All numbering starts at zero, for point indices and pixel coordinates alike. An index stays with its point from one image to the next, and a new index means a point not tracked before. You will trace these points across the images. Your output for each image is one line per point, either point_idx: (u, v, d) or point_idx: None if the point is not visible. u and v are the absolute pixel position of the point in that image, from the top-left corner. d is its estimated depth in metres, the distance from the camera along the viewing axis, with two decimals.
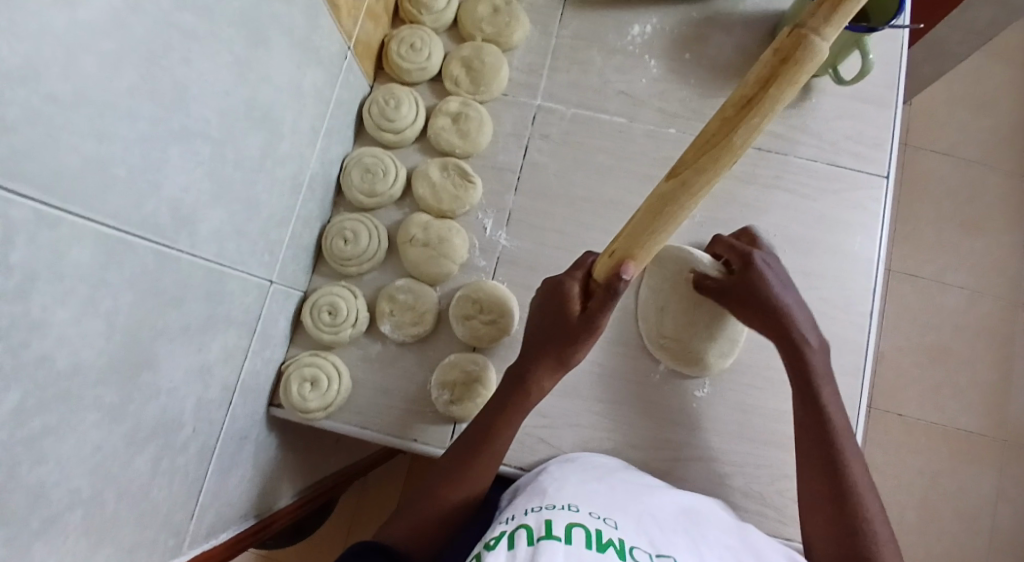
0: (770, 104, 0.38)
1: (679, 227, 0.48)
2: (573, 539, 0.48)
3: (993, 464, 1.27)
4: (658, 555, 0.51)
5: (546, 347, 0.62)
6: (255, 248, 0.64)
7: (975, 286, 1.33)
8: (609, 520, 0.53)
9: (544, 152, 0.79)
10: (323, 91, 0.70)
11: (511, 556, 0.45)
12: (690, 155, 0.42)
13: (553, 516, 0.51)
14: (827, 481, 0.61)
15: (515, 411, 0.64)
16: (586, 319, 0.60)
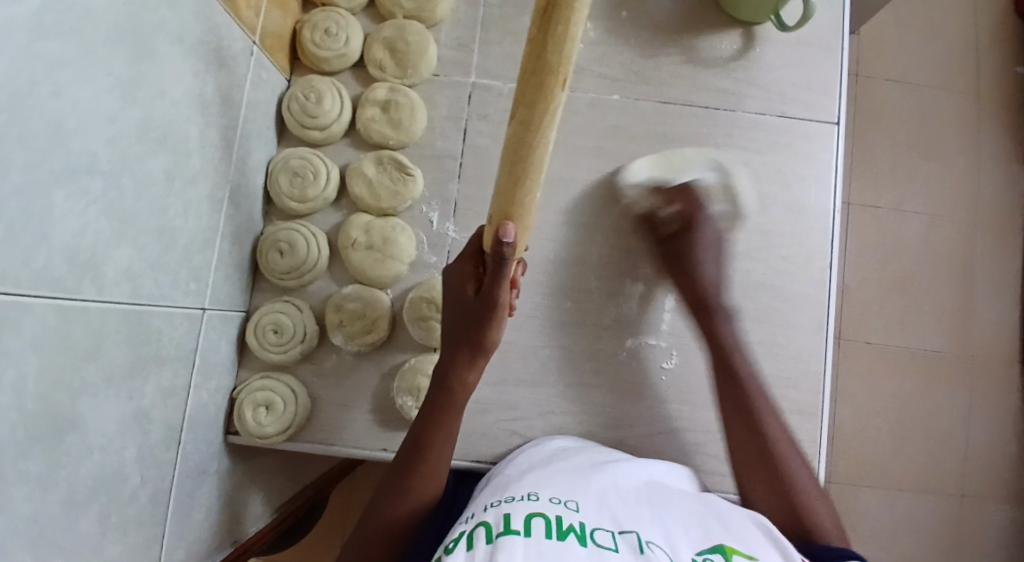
0: (566, 7, 0.38)
1: (544, 170, 0.45)
2: (532, 530, 0.46)
3: (961, 383, 1.31)
4: (621, 532, 0.48)
5: (460, 337, 0.59)
6: (177, 277, 0.59)
7: (934, 213, 1.34)
8: (569, 504, 0.52)
9: (484, 133, 0.74)
10: (231, 95, 0.63)
11: (469, 556, 0.43)
12: (519, 91, 0.42)
13: (512, 509, 0.50)
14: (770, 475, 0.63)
15: (442, 415, 0.61)
16: (481, 297, 0.56)
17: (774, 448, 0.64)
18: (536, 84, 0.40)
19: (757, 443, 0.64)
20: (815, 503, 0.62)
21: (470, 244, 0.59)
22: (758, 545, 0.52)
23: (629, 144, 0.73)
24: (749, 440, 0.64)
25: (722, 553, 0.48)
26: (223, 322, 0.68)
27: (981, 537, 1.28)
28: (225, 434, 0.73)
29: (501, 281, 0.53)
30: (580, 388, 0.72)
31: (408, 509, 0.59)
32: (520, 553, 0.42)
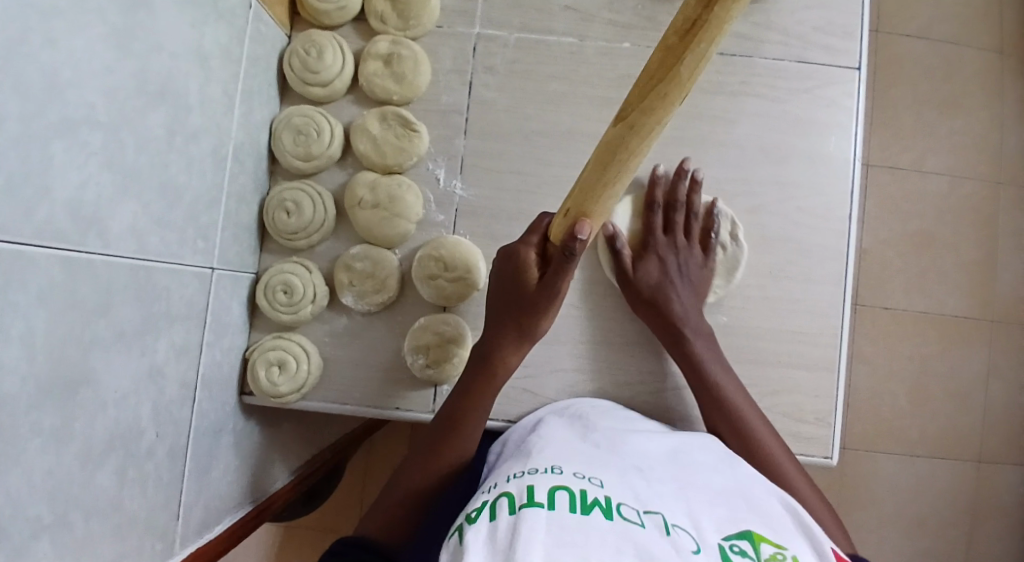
0: (714, 26, 0.36)
1: (633, 174, 0.47)
2: (556, 503, 0.45)
3: (981, 343, 1.29)
4: (646, 511, 0.47)
5: (508, 318, 0.61)
6: (184, 235, 0.58)
7: (956, 169, 1.30)
8: (593, 478, 0.50)
9: (490, 86, 0.72)
10: (230, 49, 0.62)
11: (491, 527, 0.42)
12: (636, 96, 0.42)
13: (534, 481, 0.49)
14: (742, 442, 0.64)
15: (482, 395, 0.62)
16: (543, 286, 0.58)
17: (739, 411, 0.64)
18: (659, 95, 0.39)
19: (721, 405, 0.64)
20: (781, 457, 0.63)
21: (533, 230, 0.60)
22: (786, 531, 0.50)
23: None
24: (717, 413, 0.65)
25: (749, 541, 0.47)
26: (232, 282, 0.68)
27: (997, 497, 1.28)
28: (240, 395, 0.73)
29: (564, 275, 0.56)
30: (591, 344, 0.71)
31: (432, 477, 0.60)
32: (543, 526, 0.41)
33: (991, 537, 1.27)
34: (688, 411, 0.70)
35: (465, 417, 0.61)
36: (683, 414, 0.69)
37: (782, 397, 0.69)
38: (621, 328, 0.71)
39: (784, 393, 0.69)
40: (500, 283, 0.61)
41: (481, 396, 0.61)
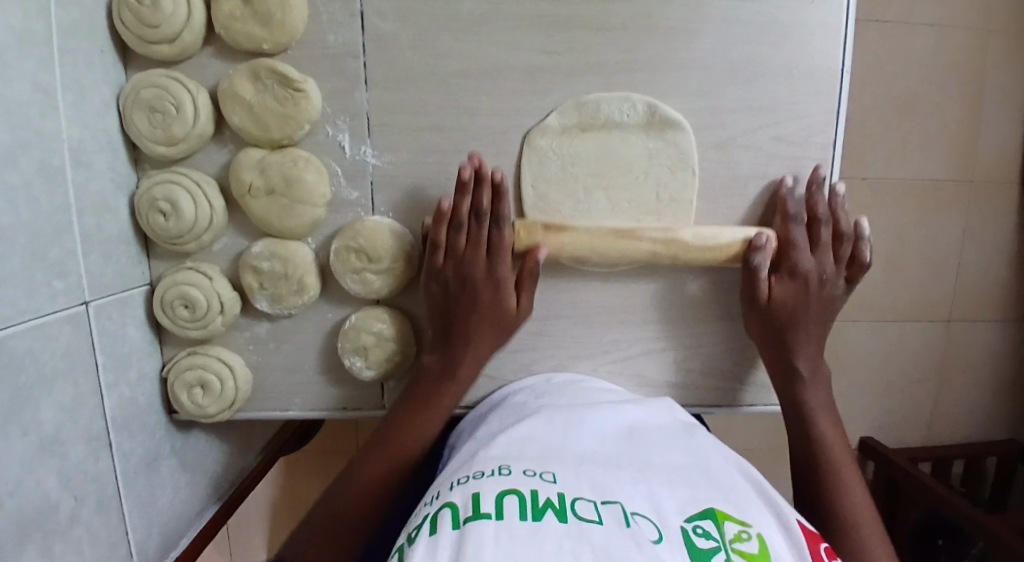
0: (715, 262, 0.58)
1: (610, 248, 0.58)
2: (505, 511, 0.40)
3: (961, 207, 1.23)
4: (603, 502, 0.43)
5: (454, 310, 0.58)
6: (33, 283, 0.47)
7: (948, 15, 1.14)
8: (545, 474, 0.45)
9: (388, 17, 0.56)
10: (25, 24, 0.46)
11: (431, 549, 0.38)
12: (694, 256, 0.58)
13: (481, 486, 0.43)
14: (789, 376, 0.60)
15: (437, 380, 0.59)
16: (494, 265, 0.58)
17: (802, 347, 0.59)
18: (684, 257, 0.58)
19: (799, 384, 0.60)
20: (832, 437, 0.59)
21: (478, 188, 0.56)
22: (747, 502, 0.46)
23: (579, 8, 0.56)
24: (787, 398, 0.61)
25: (713, 520, 0.43)
26: (119, 307, 0.58)
27: (966, 354, 1.31)
28: (169, 414, 0.66)
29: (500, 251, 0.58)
30: (549, 318, 0.63)
31: (397, 440, 0.58)
32: (489, 548, 0.37)
33: (955, 390, 1.33)
34: (658, 373, 0.64)
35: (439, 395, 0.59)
36: (652, 377, 0.64)
37: (755, 348, 0.64)
38: (582, 296, 0.62)
39: None
40: (455, 292, 0.58)
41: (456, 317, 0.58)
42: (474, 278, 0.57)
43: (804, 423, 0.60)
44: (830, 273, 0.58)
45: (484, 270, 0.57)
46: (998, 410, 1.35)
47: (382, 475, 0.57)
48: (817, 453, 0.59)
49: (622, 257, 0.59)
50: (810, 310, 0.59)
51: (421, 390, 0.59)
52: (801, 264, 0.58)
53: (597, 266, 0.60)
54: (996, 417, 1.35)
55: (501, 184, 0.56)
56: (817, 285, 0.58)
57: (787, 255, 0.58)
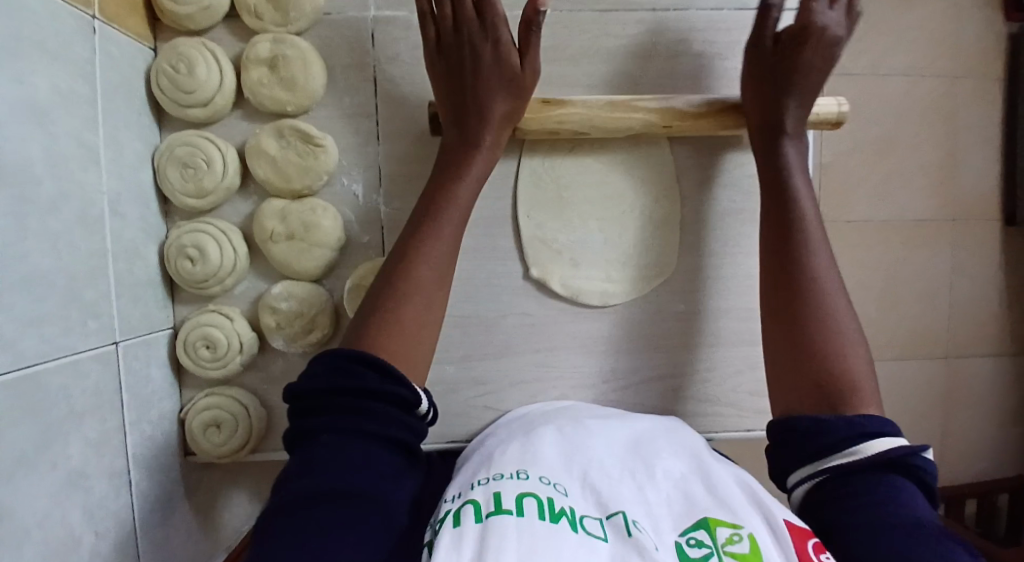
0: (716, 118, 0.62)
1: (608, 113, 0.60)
2: (525, 509, 0.43)
3: (947, 244, 1.28)
4: (608, 516, 0.46)
5: (465, 103, 0.59)
6: (70, 322, 0.51)
7: (915, 66, 1.23)
8: (559, 485, 0.48)
9: (398, 79, 0.63)
10: (75, 91, 0.52)
11: (455, 537, 0.41)
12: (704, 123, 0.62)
13: (502, 487, 0.46)
14: (782, 273, 0.57)
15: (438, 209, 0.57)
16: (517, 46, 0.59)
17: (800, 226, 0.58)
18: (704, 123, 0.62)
19: (808, 287, 0.56)
20: (833, 299, 0.56)
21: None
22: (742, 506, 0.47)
23: (569, 66, 0.63)
24: (778, 296, 0.57)
25: (705, 528, 0.45)
26: (144, 348, 0.62)
27: (967, 388, 1.32)
28: (185, 455, 0.69)
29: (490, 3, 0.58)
30: (552, 349, 0.66)
31: (420, 315, 0.54)
32: (511, 537, 0.40)
33: (962, 426, 1.33)
34: (658, 401, 0.66)
35: (412, 263, 0.55)
36: (652, 404, 0.66)
37: (749, 375, 0.66)
38: (581, 327, 0.66)
39: (751, 370, 0.66)
40: (478, 67, 0.58)
41: (429, 223, 0.57)
42: (482, 61, 0.59)
43: (804, 318, 0.55)
44: (836, 18, 0.60)
45: (498, 72, 0.59)
46: (1006, 445, 1.34)
47: (422, 335, 0.54)
48: (819, 328, 0.54)
49: (614, 296, 0.65)
50: (812, 52, 0.59)
51: (408, 232, 0.57)
52: (818, 13, 0.59)
53: (590, 300, 0.65)
54: (1006, 454, 1.34)
55: (508, 51, 0.59)
56: (830, 34, 0.59)
57: (786, 114, 0.60)
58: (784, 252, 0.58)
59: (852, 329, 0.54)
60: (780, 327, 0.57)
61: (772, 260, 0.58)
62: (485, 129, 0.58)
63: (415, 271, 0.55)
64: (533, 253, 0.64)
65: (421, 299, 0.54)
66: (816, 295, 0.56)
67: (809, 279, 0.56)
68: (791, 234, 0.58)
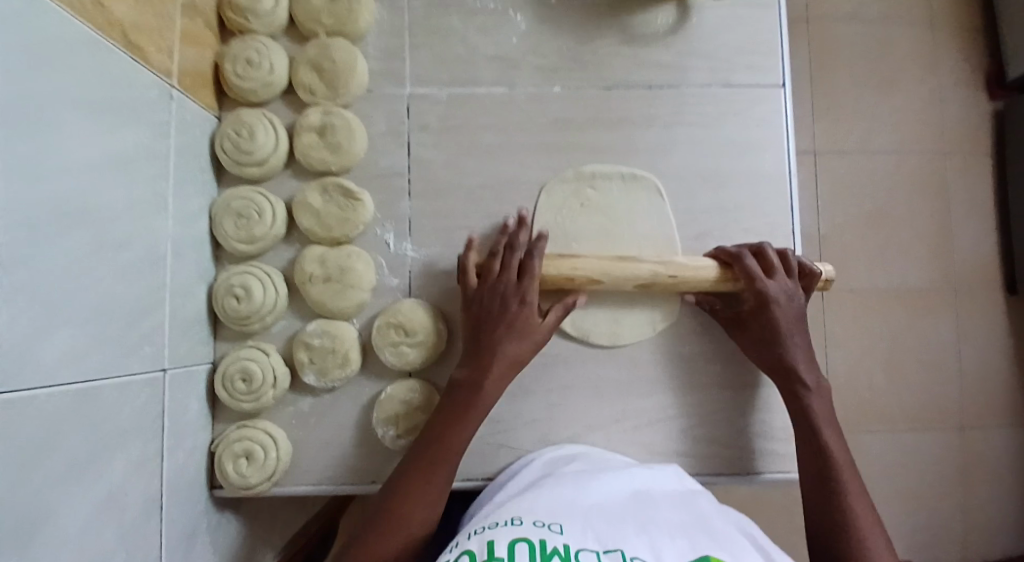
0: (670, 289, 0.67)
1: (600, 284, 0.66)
2: (516, 554, 0.44)
3: (949, 312, 1.31)
4: (607, 551, 0.47)
5: (478, 345, 0.63)
6: (127, 347, 0.57)
7: (901, 146, 1.32)
8: (553, 526, 0.50)
9: (428, 144, 0.72)
10: (155, 149, 0.60)
11: None
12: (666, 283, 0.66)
13: (494, 536, 0.47)
14: (810, 452, 0.63)
15: (463, 406, 0.62)
16: (517, 289, 0.63)
17: (812, 411, 0.64)
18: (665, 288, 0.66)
19: (821, 459, 0.62)
20: (848, 478, 0.61)
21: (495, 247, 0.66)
22: (743, 553, 0.51)
23: (578, 134, 0.72)
24: (805, 452, 0.63)
25: None
26: (186, 379, 0.67)
27: (985, 459, 1.30)
28: (210, 489, 0.71)
29: (513, 254, 0.65)
30: (562, 390, 0.70)
31: (428, 503, 0.59)
32: None
33: (985, 500, 1.29)
34: (666, 442, 0.69)
35: (429, 473, 0.60)
36: (661, 446, 0.69)
37: (752, 417, 0.70)
38: (590, 369, 0.70)
39: (753, 413, 0.70)
40: (489, 306, 0.64)
41: (446, 428, 0.61)
42: (507, 316, 0.63)
43: (828, 497, 0.60)
44: (793, 291, 0.65)
45: (516, 314, 0.63)
46: None
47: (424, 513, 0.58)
48: (841, 523, 0.59)
49: (623, 336, 0.70)
50: (789, 326, 0.64)
51: (432, 428, 0.62)
52: (767, 285, 0.64)
53: (599, 340, 0.70)
54: None
55: (528, 291, 0.63)
56: (787, 304, 0.64)
57: (796, 368, 0.64)
58: (810, 443, 0.63)
59: (867, 514, 0.59)
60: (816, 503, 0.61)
61: (793, 412, 0.65)
62: (503, 341, 0.63)
63: (444, 461, 0.60)
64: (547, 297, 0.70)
65: (429, 488, 0.59)
66: (839, 483, 0.61)
67: (827, 459, 0.62)
68: (797, 375, 0.64)
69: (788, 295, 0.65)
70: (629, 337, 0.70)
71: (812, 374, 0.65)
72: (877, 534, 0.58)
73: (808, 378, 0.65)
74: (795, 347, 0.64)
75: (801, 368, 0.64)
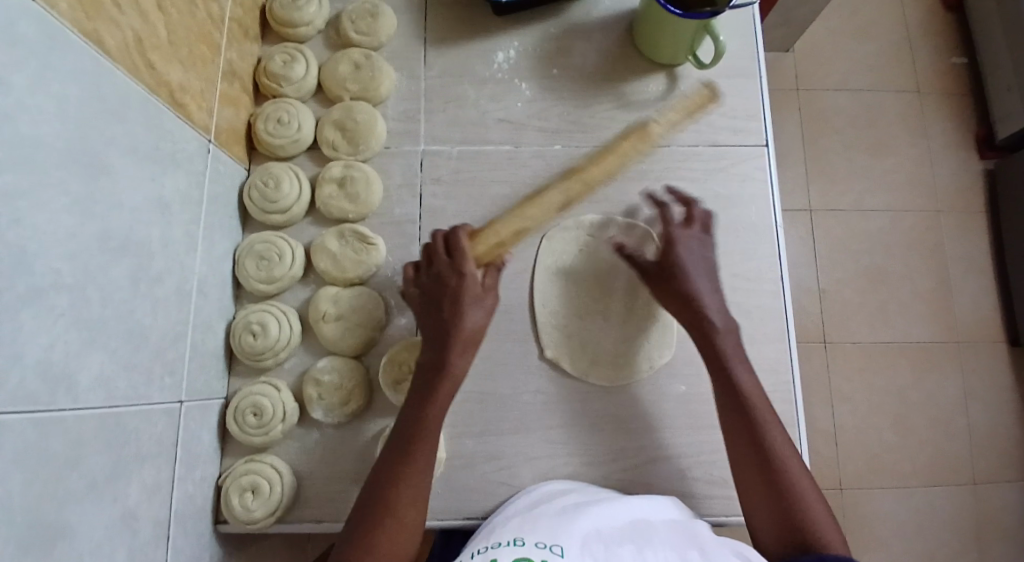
0: None
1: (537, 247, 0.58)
2: None
3: (952, 366, 1.32)
4: None
5: (433, 333, 0.65)
6: (151, 375, 0.60)
7: (893, 205, 1.37)
8: (554, 547, 0.52)
9: (439, 195, 0.78)
10: (190, 195, 0.66)
11: None
12: None
13: (498, 555, 0.51)
14: (746, 431, 0.62)
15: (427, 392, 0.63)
16: (453, 270, 0.67)
17: (740, 388, 0.63)
18: None
19: (757, 436, 0.61)
20: (791, 464, 0.60)
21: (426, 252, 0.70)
22: None
23: None
24: (737, 428, 0.62)
25: None
26: (201, 411, 0.70)
27: (1002, 519, 1.26)
28: (215, 524, 0.73)
29: (445, 252, 0.68)
30: (561, 428, 0.72)
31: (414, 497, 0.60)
32: None
33: None
34: (663, 483, 0.70)
35: (402, 475, 0.60)
36: (659, 487, 0.70)
37: None
38: (589, 408, 0.72)
39: None
40: (433, 291, 0.67)
41: (413, 421, 0.62)
42: (450, 292, 0.66)
43: (770, 476, 0.60)
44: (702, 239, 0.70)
45: (455, 293, 0.66)
46: None
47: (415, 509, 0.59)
48: (789, 503, 0.58)
49: (622, 376, 0.73)
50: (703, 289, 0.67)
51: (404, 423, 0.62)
52: (679, 231, 0.69)
53: (598, 379, 0.73)
54: None
55: (466, 272, 0.67)
56: (698, 256, 0.69)
57: (713, 329, 0.66)
58: (740, 417, 0.62)
59: (814, 497, 0.59)
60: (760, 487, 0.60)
61: (724, 391, 0.64)
62: (459, 323, 0.65)
63: (420, 448, 0.61)
64: (548, 337, 0.74)
65: (413, 490, 0.60)
66: (778, 460, 0.60)
67: (761, 434, 0.61)
68: (712, 334, 0.65)
69: (691, 247, 0.69)
70: (628, 378, 0.73)
71: (737, 352, 0.65)
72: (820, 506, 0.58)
73: (716, 319, 0.66)
74: (714, 318, 0.66)
75: (718, 332, 0.65)
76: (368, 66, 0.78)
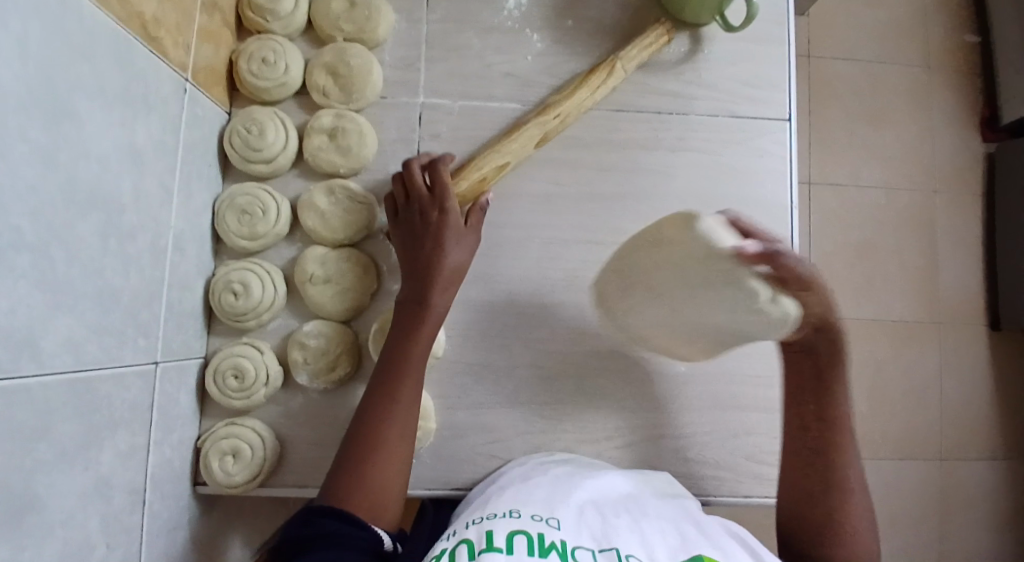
0: None
1: None
2: (514, 547, 0.45)
3: (933, 346, 1.34)
4: (602, 550, 0.48)
5: (416, 262, 0.63)
6: (124, 336, 0.56)
7: (892, 183, 1.35)
8: (551, 520, 0.50)
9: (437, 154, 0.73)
10: (166, 140, 0.60)
11: None
12: None
13: (493, 526, 0.49)
14: (819, 422, 0.63)
15: (416, 321, 0.61)
16: (432, 200, 0.64)
17: (832, 381, 0.63)
18: None
19: (827, 434, 0.62)
20: (852, 467, 0.62)
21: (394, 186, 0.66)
22: (731, 549, 0.51)
23: (585, 153, 0.73)
24: (808, 415, 0.63)
25: None
26: (178, 372, 0.66)
27: (962, 493, 1.32)
28: (193, 485, 0.70)
29: (413, 183, 0.65)
30: (555, 403, 0.70)
31: (403, 435, 0.58)
32: None
33: (959, 534, 1.31)
34: (654, 460, 0.70)
35: (389, 413, 0.58)
36: (649, 465, 0.70)
37: (740, 440, 0.71)
38: (584, 383, 0.71)
39: (742, 436, 0.71)
40: (415, 225, 0.64)
41: (401, 352, 0.60)
42: (433, 224, 0.63)
43: (823, 472, 0.62)
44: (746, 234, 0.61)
45: (439, 224, 0.63)
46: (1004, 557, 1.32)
47: (398, 460, 0.57)
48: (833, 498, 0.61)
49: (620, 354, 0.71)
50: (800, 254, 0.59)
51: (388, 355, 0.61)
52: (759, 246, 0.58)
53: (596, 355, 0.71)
54: None
55: (446, 201, 0.64)
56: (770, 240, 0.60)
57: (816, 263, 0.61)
58: (818, 408, 0.63)
59: (858, 483, 0.62)
60: (804, 472, 0.63)
61: (816, 376, 0.63)
62: (442, 248, 0.63)
63: (406, 382, 0.59)
64: (546, 310, 0.71)
65: (402, 425, 0.58)
66: (838, 460, 0.62)
67: (832, 430, 0.62)
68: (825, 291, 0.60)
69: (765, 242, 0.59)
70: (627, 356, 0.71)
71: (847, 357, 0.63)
72: (863, 514, 0.61)
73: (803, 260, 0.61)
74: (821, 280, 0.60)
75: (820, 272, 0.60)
76: (364, 4, 0.71)
